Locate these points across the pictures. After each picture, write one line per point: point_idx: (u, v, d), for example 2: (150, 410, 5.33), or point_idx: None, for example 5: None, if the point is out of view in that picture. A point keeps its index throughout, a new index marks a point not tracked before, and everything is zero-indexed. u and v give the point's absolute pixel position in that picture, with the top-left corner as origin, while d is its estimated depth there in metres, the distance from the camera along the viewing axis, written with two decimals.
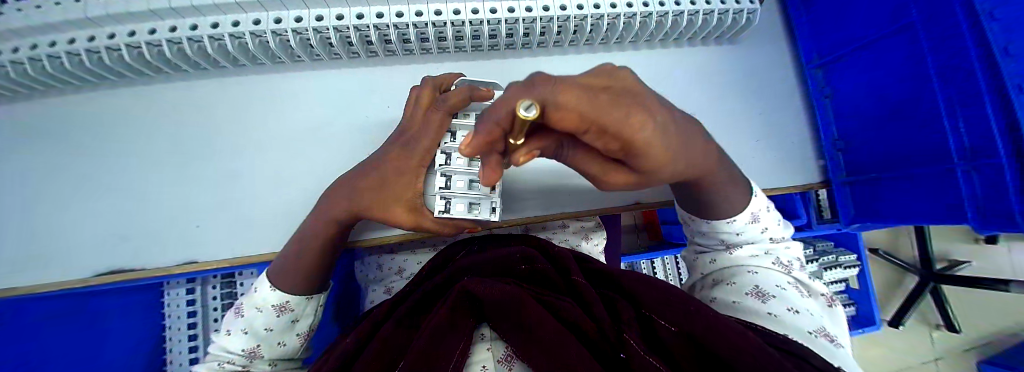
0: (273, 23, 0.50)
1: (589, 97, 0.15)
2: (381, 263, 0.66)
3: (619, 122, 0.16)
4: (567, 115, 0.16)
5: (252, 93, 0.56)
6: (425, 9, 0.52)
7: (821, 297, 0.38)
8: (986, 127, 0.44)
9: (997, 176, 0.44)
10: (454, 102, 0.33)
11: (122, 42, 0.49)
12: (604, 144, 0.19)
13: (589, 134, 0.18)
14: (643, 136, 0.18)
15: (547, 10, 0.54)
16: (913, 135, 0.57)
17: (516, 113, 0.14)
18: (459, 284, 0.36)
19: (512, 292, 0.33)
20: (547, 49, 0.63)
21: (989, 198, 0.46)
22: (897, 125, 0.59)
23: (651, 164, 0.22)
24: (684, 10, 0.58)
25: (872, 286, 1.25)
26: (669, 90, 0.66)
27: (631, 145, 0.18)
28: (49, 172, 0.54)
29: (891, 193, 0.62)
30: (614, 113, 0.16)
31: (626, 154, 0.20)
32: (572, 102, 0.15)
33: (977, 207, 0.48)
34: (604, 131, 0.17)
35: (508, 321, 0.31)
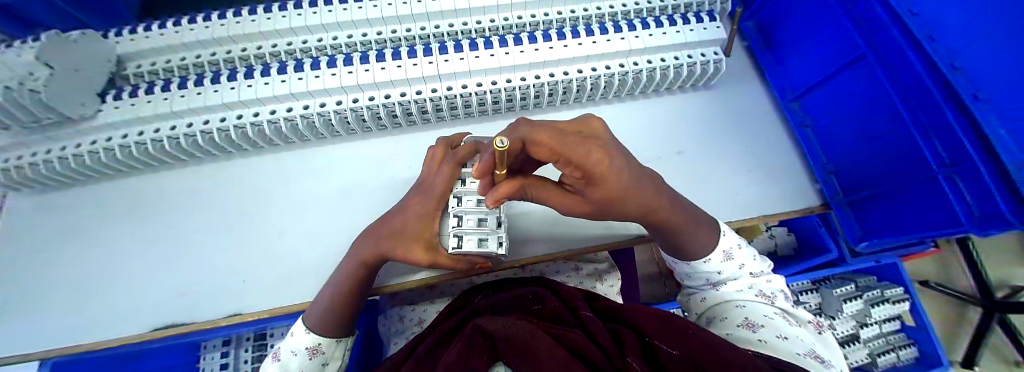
0: (319, 107, 0.61)
1: (556, 139, 0.26)
2: (402, 315, 0.68)
3: (576, 154, 0.26)
4: (541, 149, 0.26)
5: (296, 163, 0.67)
6: (439, 86, 0.63)
7: (808, 324, 0.40)
8: (955, 132, 0.47)
9: (981, 179, 0.45)
10: (463, 154, 0.41)
11: (198, 129, 0.61)
12: (569, 172, 0.29)
13: (560, 165, 0.29)
14: (596, 167, 0.28)
15: (538, 78, 0.65)
16: (890, 151, 0.61)
17: (493, 142, 0.25)
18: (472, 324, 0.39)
19: (521, 326, 0.36)
20: (543, 108, 0.73)
21: (983, 203, 0.47)
22: (875, 145, 0.63)
23: (604, 196, 0.32)
24: (655, 67, 0.68)
25: (929, 324, 1.13)
26: (656, 133, 0.73)
27: (588, 174, 0.28)
28: (121, 239, 0.62)
29: (892, 209, 0.63)
30: (573, 151, 0.26)
31: (585, 181, 0.30)
32: (543, 142, 0.26)
33: (972, 213, 0.49)
34: (569, 161, 0.27)
35: (518, 350, 0.33)
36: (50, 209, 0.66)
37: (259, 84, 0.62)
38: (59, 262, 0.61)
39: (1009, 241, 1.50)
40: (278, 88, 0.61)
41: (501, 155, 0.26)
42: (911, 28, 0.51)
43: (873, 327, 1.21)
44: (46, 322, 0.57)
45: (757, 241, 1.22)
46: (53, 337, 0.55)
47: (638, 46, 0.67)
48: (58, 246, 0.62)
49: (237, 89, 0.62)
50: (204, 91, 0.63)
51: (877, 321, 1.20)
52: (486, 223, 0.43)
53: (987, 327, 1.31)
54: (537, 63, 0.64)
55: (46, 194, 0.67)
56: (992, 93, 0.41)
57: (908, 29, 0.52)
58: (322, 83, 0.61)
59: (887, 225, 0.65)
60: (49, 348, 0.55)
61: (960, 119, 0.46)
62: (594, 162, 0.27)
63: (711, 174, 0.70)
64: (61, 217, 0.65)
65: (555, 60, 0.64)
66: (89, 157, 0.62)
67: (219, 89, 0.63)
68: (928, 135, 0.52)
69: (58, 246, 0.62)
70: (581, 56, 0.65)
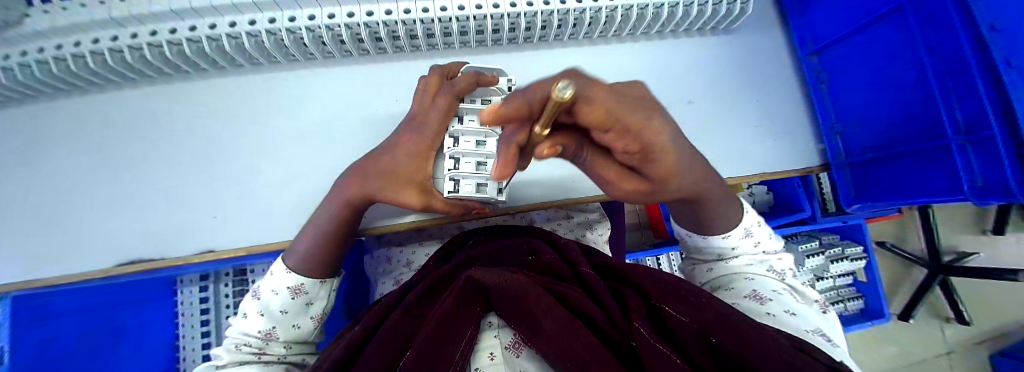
0: (288, 21, 0.52)
1: (611, 100, 0.21)
2: (390, 256, 0.68)
3: (633, 117, 0.22)
4: (595, 109, 0.21)
5: (266, 91, 0.59)
6: (431, 6, 0.53)
7: (815, 302, 0.40)
8: (977, 99, 0.44)
9: (992, 150, 0.44)
10: (463, 85, 0.35)
11: (144, 41, 0.51)
12: (624, 140, 0.24)
13: (611, 133, 0.23)
14: (659, 138, 0.23)
15: (547, 3, 0.55)
16: (911, 109, 0.57)
17: (556, 91, 0.17)
18: (465, 273, 0.34)
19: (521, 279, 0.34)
20: (548, 43, 0.64)
21: (990, 173, 0.45)
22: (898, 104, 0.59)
23: (661, 173, 0.27)
24: (680, 1, 0.58)
25: (879, 279, 1.25)
26: (670, 80, 0.67)
27: (649, 147, 0.24)
28: (78, 168, 0.56)
29: (895, 172, 0.61)
30: (629, 114, 0.22)
31: (643, 162, 0.26)
32: (600, 101, 0.21)
33: (976, 181, 0.47)
34: (624, 126, 0.22)
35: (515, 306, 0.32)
36: None
37: None
38: (8, 191, 0.56)
39: (972, 211, 1.59)
40: None
41: (558, 106, 0.18)
42: None
43: (828, 280, 1.29)
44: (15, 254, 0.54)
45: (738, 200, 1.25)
46: (26, 269, 0.53)
47: None
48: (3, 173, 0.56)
49: None
50: None
51: (833, 275, 1.27)
52: (485, 167, 0.40)
53: (929, 286, 1.44)
54: None
55: None
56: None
57: None
58: None
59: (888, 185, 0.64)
60: (25, 279, 0.53)
61: (989, 87, 0.42)
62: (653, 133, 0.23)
63: (723, 128, 0.66)
64: None
65: None
66: (19, 72, 0.52)
67: None
68: (950, 99, 0.49)
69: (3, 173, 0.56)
70: None
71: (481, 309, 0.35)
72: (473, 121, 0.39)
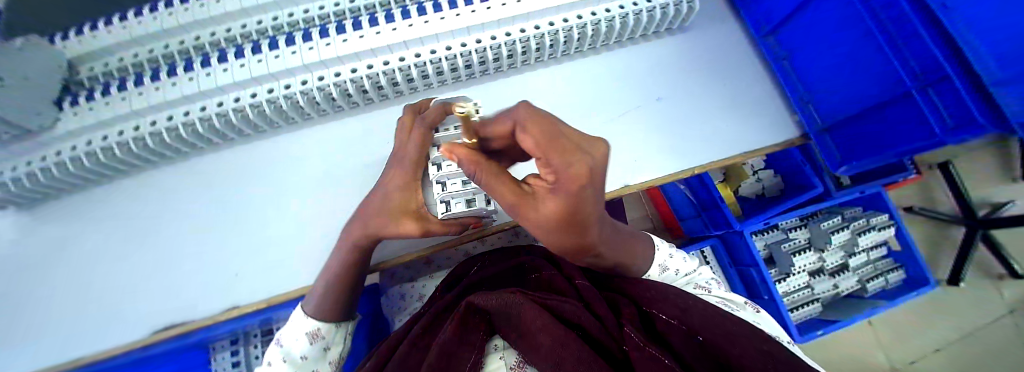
0: (284, 89, 0.58)
1: (549, 138, 0.17)
2: (403, 292, 0.71)
3: (561, 161, 0.17)
4: (525, 139, 0.18)
5: (272, 152, 0.64)
6: (406, 54, 0.59)
7: (743, 304, 0.51)
8: (924, 45, 0.45)
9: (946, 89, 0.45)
10: (433, 117, 0.39)
11: (163, 126, 0.58)
12: (543, 173, 0.20)
13: (539, 167, 0.20)
14: (572, 185, 0.18)
15: (509, 35, 0.60)
16: (864, 67, 0.58)
17: (526, 97, 0.20)
18: (466, 299, 0.37)
19: (514, 298, 0.36)
20: (518, 68, 0.69)
21: (956, 109, 0.45)
22: (851, 66, 0.60)
23: (542, 218, 0.22)
24: (630, 11, 0.63)
25: (913, 245, 1.18)
26: (637, 81, 0.71)
27: (557, 189, 0.19)
28: (109, 248, 0.61)
29: (871, 127, 0.61)
30: (567, 155, 0.17)
31: (547, 192, 0.21)
32: (533, 134, 0.17)
33: (945, 119, 0.47)
34: (549, 167, 0.18)
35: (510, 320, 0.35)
36: (27, 228, 0.63)
37: (218, 71, 0.58)
38: (49, 279, 0.60)
39: (998, 159, 1.51)
40: (240, 73, 0.57)
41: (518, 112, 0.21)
42: None
43: (860, 255, 1.23)
44: (54, 338, 0.57)
45: (747, 186, 1.25)
46: (64, 351, 0.56)
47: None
48: (44, 263, 0.61)
49: (195, 79, 0.58)
50: (161, 86, 0.58)
51: (863, 249, 1.21)
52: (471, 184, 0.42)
53: (971, 243, 1.35)
54: (507, 18, 0.58)
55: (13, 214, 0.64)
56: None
57: None
58: (282, 63, 0.57)
59: (869, 142, 0.63)
60: (65, 360, 0.56)
61: (931, 30, 0.43)
62: (575, 172, 0.17)
63: (697, 116, 0.69)
64: (40, 234, 0.63)
65: (525, 15, 0.59)
66: (55, 169, 0.58)
67: (176, 81, 0.58)
68: (900, 50, 0.49)
69: (43, 263, 0.61)
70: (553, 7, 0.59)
71: (485, 334, 0.37)
72: (451, 145, 0.41)
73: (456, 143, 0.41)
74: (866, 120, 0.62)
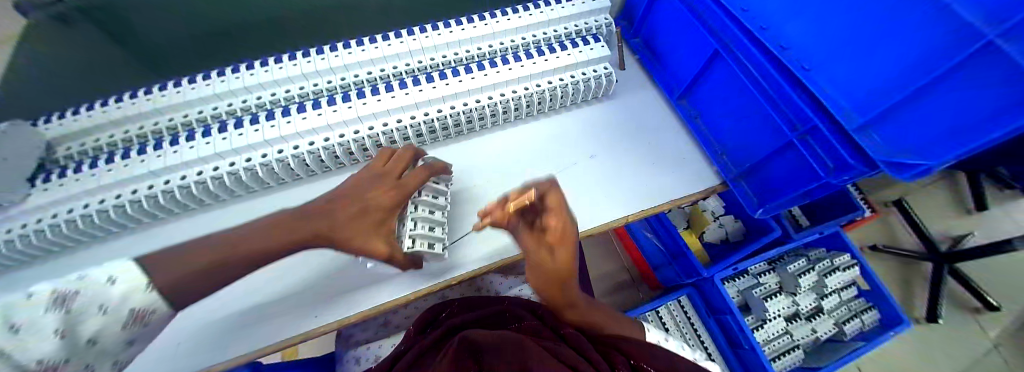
0: (245, 162, 0.65)
1: (560, 202, 0.50)
2: (358, 356, 0.72)
3: (565, 211, 0.50)
4: (553, 201, 0.50)
5: (237, 218, 0.70)
6: (361, 127, 0.69)
7: None
8: (796, 101, 0.54)
9: (826, 138, 0.51)
10: (424, 176, 0.58)
11: (126, 199, 0.62)
12: (552, 220, 0.51)
13: (553, 216, 0.51)
14: (565, 224, 0.50)
15: (452, 108, 0.72)
16: (753, 122, 0.66)
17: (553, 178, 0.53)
18: (460, 334, 0.45)
19: (511, 338, 0.44)
20: (465, 135, 0.80)
21: (832, 153, 0.51)
22: (746, 122, 0.68)
23: (560, 251, 0.50)
24: (555, 86, 0.75)
25: (881, 284, 1.17)
26: (571, 142, 0.79)
27: (560, 230, 0.50)
28: None
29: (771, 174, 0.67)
30: (563, 207, 0.50)
31: (556, 240, 0.51)
32: (555, 198, 0.50)
33: (826, 164, 0.53)
34: (558, 211, 0.50)
35: (502, 352, 0.43)
36: None
37: (185, 149, 0.65)
38: None
39: (947, 193, 1.59)
40: (217, 146, 0.64)
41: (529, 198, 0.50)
42: (744, 23, 0.60)
43: (831, 296, 1.20)
44: None
45: (711, 232, 1.25)
46: None
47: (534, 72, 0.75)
48: None
49: (164, 156, 0.64)
50: (131, 162, 0.64)
51: (834, 289, 1.19)
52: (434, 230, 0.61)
53: (940, 278, 1.37)
54: (448, 95, 0.71)
55: None
56: (813, 64, 0.50)
57: (741, 24, 0.61)
58: (244, 141, 0.65)
59: (773, 188, 0.68)
60: None
61: (799, 91, 0.53)
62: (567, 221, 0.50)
63: (628, 170, 0.75)
64: None
65: (464, 91, 0.73)
66: (10, 245, 0.60)
67: (146, 158, 0.65)
68: (778, 106, 0.58)
69: None
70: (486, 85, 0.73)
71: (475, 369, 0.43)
72: (426, 194, 0.61)
73: (431, 195, 0.63)
74: (766, 168, 0.68)
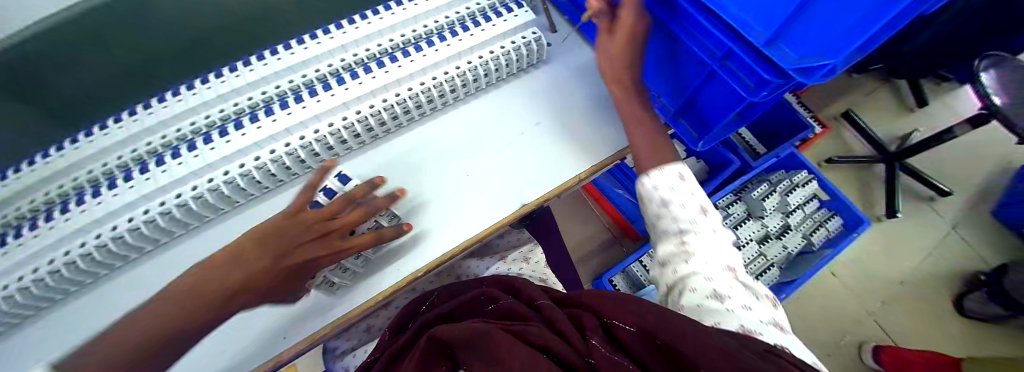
0: (175, 198, 0.63)
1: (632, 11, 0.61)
2: (346, 366, 0.72)
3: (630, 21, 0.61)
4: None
5: (189, 256, 0.68)
6: (291, 139, 0.67)
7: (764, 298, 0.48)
8: (713, 30, 0.55)
9: (745, 60, 0.52)
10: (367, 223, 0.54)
11: (52, 266, 0.58)
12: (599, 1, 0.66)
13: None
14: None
15: (383, 101, 0.70)
16: (682, 58, 0.67)
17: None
18: (427, 333, 0.50)
19: (479, 328, 0.45)
20: (407, 126, 0.79)
21: (750, 73, 0.53)
22: (676, 58, 0.69)
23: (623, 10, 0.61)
24: (486, 59, 0.74)
25: (839, 192, 1.24)
26: (514, 114, 0.79)
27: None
28: None
29: (706, 105, 0.69)
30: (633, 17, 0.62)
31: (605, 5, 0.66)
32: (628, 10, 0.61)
33: (747, 85, 0.54)
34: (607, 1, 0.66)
35: (475, 348, 0.44)
36: None
37: (110, 197, 0.63)
38: None
39: (891, 94, 1.67)
40: (153, 186, 0.63)
41: None
42: None
43: (796, 213, 1.26)
44: None
45: None
46: None
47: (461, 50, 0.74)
48: None
49: (88, 208, 0.62)
50: (55, 224, 0.61)
51: (797, 206, 1.25)
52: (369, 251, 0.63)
53: (894, 175, 1.45)
54: (376, 89, 0.70)
55: None
56: None
57: None
58: (173, 175, 0.64)
59: (711, 117, 0.71)
60: None
61: (712, 19, 0.54)
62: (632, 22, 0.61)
63: (573, 132, 0.76)
64: None
65: (391, 82, 0.71)
66: None
67: (70, 215, 0.62)
68: (699, 38, 0.58)
69: None
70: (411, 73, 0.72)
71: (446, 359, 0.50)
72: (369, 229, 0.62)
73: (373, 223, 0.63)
74: (700, 100, 0.70)
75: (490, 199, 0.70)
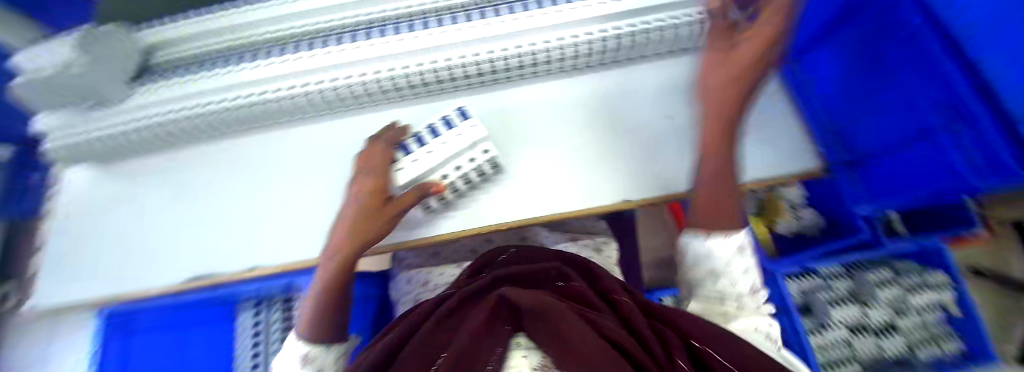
0: (304, 85, 0.64)
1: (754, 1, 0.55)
2: (409, 278, 0.79)
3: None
4: None
5: (307, 139, 0.72)
6: (424, 60, 0.63)
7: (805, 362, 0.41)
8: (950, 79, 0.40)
9: (973, 125, 0.38)
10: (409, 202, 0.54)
11: (203, 111, 0.65)
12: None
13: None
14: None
15: (520, 46, 0.62)
16: (898, 105, 0.53)
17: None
18: (496, 292, 0.38)
19: (553, 302, 0.35)
20: (534, 78, 0.71)
21: (983, 151, 0.39)
22: (889, 104, 0.56)
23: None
24: (651, 29, 0.60)
25: None
26: (654, 98, 0.68)
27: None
28: (160, 212, 0.70)
29: (892, 170, 0.61)
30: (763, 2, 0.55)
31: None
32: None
33: (970, 161, 0.42)
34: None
35: (544, 320, 0.34)
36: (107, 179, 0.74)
37: (250, 68, 0.63)
38: (114, 225, 0.70)
39: None
40: (276, 68, 0.63)
41: None
42: None
43: None
44: (112, 277, 0.67)
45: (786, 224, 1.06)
46: (121, 286, 0.66)
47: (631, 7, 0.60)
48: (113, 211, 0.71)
49: (231, 72, 0.64)
50: (206, 75, 0.65)
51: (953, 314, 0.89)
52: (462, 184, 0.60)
53: None
54: (517, 31, 0.60)
55: (100, 168, 0.75)
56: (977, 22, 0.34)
57: None
58: (305, 64, 0.62)
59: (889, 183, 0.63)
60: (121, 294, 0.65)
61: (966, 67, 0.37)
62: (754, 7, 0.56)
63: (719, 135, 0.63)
64: (113, 186, 0.73)
65: (538, 28, 0.60)
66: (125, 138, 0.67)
67: (216, 73, 0.64)
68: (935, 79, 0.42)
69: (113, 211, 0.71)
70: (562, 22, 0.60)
71: (510, 327, 0.36)
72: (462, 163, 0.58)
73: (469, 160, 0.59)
74: (885, 163, 0.62)
75: (603, 183, 0.62)
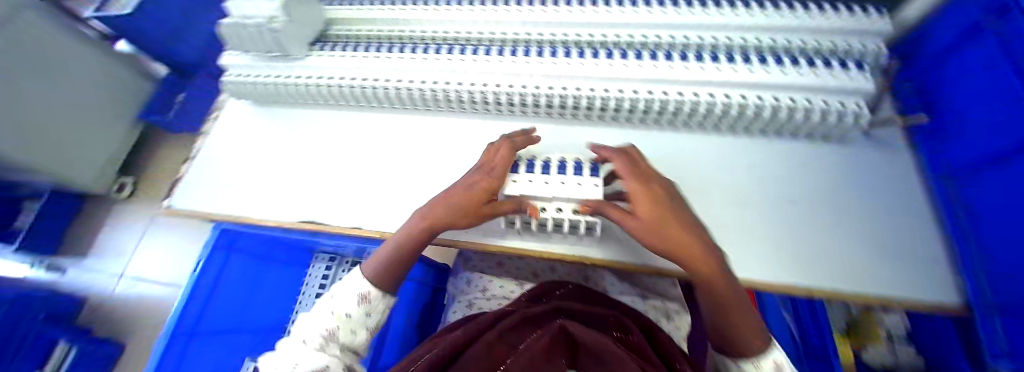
0: (445, 83, 0.71)
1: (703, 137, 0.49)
2: (470, 279, 0.84)
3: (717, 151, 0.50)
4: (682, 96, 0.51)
5: (425, 128, 0.78)
6: (557, 85, 0.67)
7: None
8: None
9: None
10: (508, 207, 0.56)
11: (355, 83, 0.74)
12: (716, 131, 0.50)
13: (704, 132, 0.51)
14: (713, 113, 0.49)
15: (653, 93, 0.63)
16: None
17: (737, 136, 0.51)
18: (560, 322, 0.41)
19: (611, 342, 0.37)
20: (650, 125, 0.72)
21: None
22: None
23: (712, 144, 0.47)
24: (798, 107, 0.59)
25: None
26: (779, 176, 0.64)
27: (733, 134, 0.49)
28: (286, 157, 0.79)
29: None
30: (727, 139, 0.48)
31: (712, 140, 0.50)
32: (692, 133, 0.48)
33: None
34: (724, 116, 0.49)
35: (600, 361, 0.36)
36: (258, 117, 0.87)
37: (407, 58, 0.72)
38: (251, 156, 0.81)
39: None
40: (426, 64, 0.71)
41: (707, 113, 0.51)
42: None
43: None
44: (235, 199, 0.76)
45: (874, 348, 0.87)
46: (239, 209, 0.74)
47: (779, 81, 0.59)
48: (254, 144, 0.82)
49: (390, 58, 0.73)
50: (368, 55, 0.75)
51: None
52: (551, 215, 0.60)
53: None
54: (656, 79, 0.62)
55: (257, 106, 0.88)
56: None
57: None
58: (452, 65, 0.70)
59: None
60: (237, 215, 0.74)
61: None
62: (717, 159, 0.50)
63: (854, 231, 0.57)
64: (261, 124, 0.85)
65: (676, 80, 0.62)
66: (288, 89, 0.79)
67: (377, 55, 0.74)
68: None
69: (254, 144, 0.82)
70: (703, 80, 0.61)
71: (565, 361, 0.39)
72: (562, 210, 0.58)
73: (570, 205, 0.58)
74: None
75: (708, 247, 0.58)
